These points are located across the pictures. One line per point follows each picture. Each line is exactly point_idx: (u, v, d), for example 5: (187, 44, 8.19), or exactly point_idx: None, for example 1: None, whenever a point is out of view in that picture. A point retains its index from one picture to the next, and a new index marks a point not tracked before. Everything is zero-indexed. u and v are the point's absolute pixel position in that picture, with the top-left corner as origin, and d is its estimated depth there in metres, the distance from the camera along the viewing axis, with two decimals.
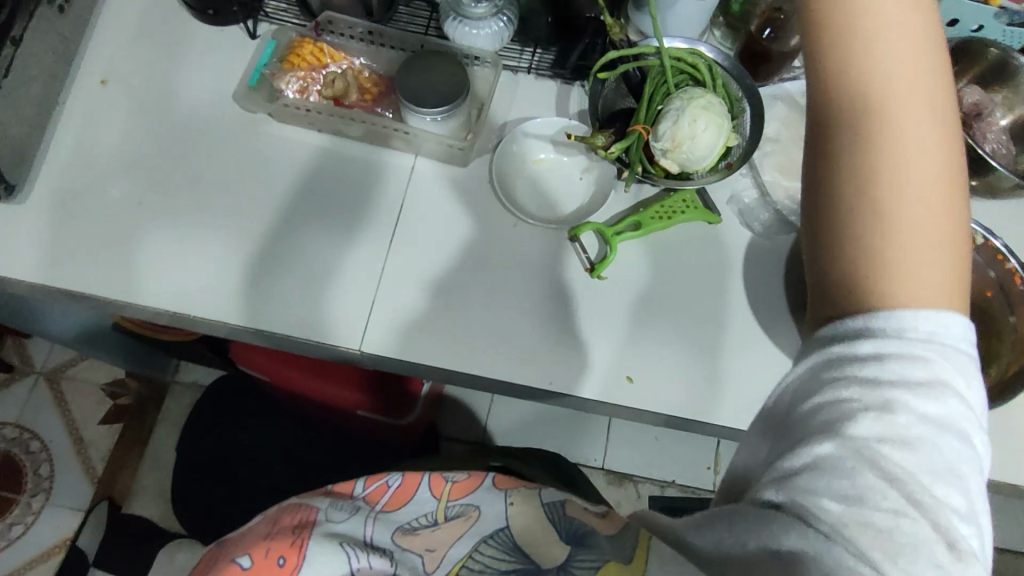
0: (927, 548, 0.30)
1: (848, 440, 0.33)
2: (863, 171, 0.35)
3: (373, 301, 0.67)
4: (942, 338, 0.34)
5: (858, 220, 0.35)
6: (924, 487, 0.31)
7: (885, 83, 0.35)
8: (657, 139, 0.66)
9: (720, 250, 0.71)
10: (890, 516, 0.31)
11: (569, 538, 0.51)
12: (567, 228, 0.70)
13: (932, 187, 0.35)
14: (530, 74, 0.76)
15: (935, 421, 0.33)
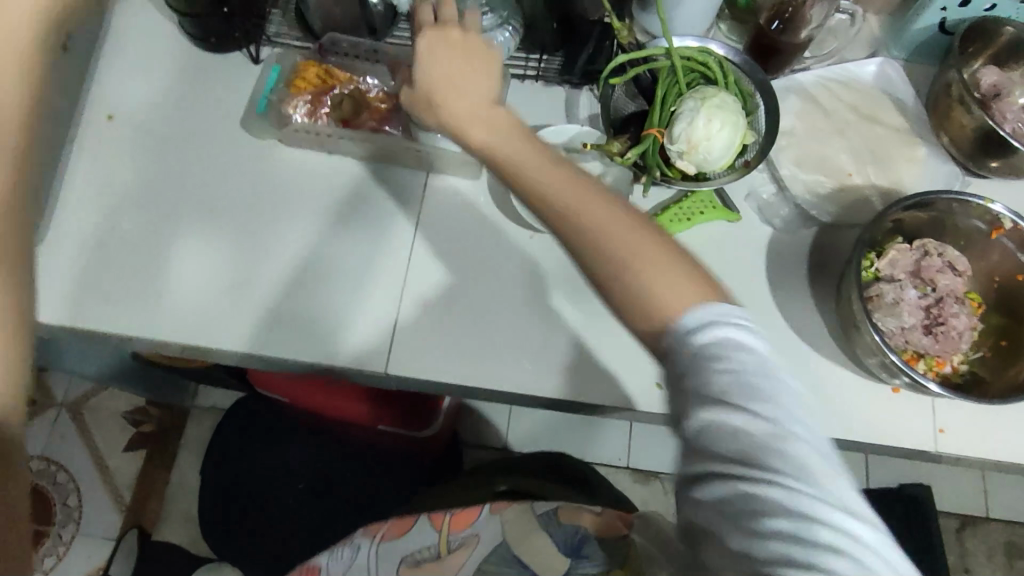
0: (788, 446, 0.40)
1: (696, 417, 0.41)
2: (608, 276, 0.46)
3: (395, 323, 0.67)
4: (722, 307, 0.43)
5: (630, 306, 0.45)
6: (755, 416, 0.40)
7: (574, 215, 0.47)
8: (672, 142, 0.65)
9: (741, 248, 0.70)
10: (761, 441, 0.40)
11: (568, 546, 0.66)
12: None
13: (651, 250, 0.45)
14: (538, 82, 0.75)
15: (755, 363, 0.41)
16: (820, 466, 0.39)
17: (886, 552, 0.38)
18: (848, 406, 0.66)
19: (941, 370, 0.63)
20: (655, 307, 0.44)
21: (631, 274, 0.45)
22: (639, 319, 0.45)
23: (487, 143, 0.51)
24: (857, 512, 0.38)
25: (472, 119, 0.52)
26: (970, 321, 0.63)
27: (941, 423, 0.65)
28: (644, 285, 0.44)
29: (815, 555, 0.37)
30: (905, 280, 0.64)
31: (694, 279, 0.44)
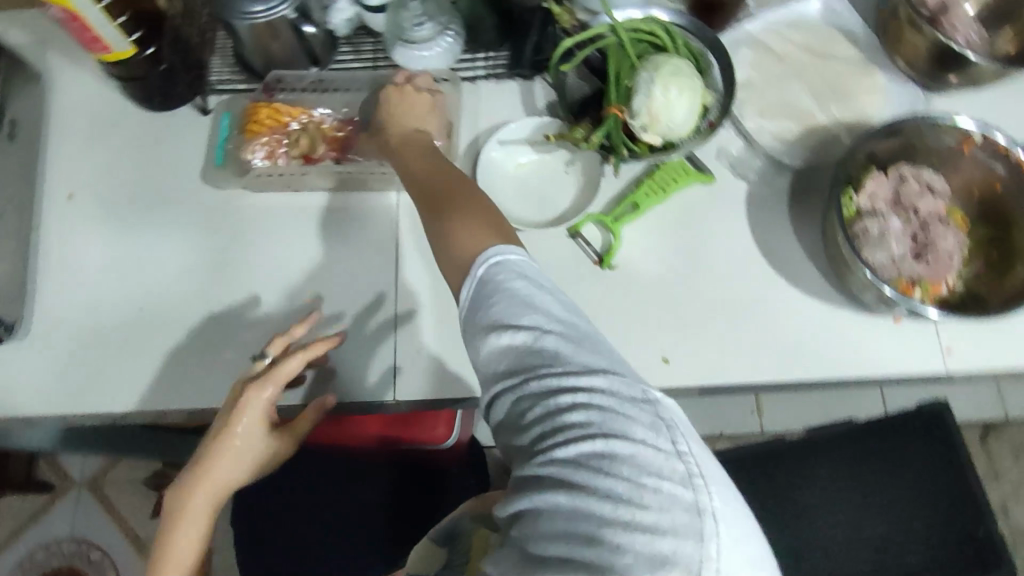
0: (532, 344, 0.45)
1: (484, 354, 0.47)
2: (436, 228, 0.55)
3: (393, 348, 0.66)
4: (488, 250, 0.49)
5: (446, 250, 0.53)
6: (514, 330, 0.46)
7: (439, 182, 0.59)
8: (634, 117, 0.64)
9: (721, 209, 0.70)
10: (517, 351, 0.46)
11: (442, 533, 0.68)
12: (564, 226, 0.69)
13: (478, 222, 0.53)
14: (488, 79, 0.74)
15: (502, 285, 0.47)
16: (569, 350, 0.44)
17: (623, 392, 0.42)
18: (854, 343, 0.66)
19: (937, 293, 0.63)
20: (468, 261, 0.51)
21: (451, 229, 0.54)
22: (452, 255, 0.53)
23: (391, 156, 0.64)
24: (598, 371, 0.43)
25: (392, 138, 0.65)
26: (958, 240, 0.63)
27: (947, 342, 0.66)
28: (464, 252, 0.51)
29: (563, 422, 0.42)
30: (886, 211, 0.64)
31: (497, 234, 0.52)
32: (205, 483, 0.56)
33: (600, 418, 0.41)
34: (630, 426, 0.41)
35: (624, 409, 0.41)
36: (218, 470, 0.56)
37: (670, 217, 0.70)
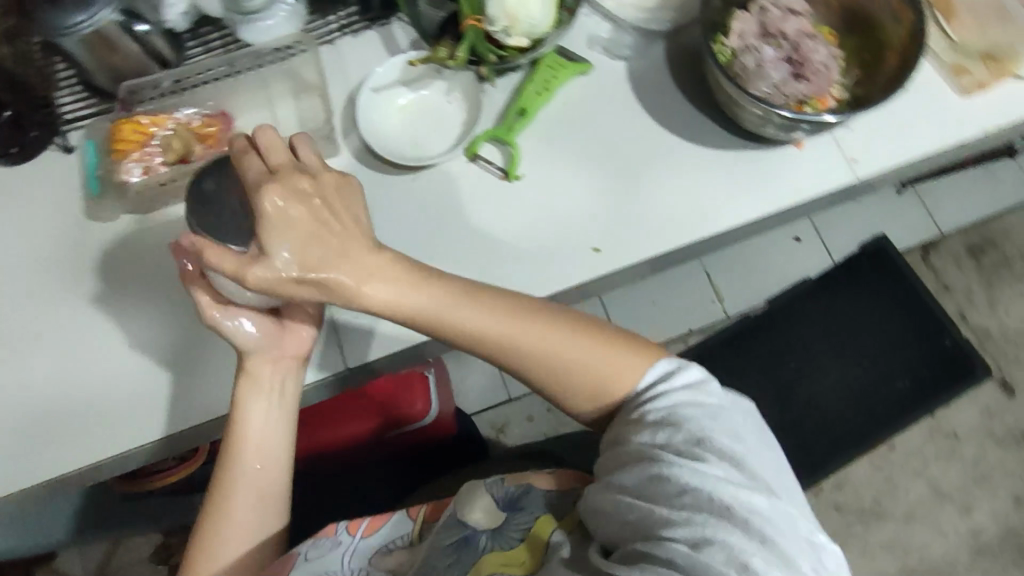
0: (730, 452, 0.52)
1: (637, 443, 0.55)
2: (515, 350, 0.57)
3: (332, 319, 0.66)
4: (689, 365, 0.57)
5: (541, 368, 0.57)
6: (676, 431, 0.53)
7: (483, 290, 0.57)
8: (493, 24, 0.64)
9: (606, 92, 0.70)
10: (705, 443, 0.53)
11: (505, 501, 0.61)
12: (462, 150, 0.68)
13: (557, 324, 0.57)
14: (345, 34, 0.73)
15: (717, 412, 0.54)
16: (735, 458, 0.52)
17: (785, 523, 0.49)
18: (764, 181, 0.68)
19: (826, 106, 0.64)
20: (573, 369, 0.57)
21: (524, 341, 0.57)
22: (553, 367, 0.57)
23: (400, 305, 0.55)
24: (756, 489, 0.50)
25: (388, 270, 0.54)
26: (828, 51, 0.65)
27: (851, 154, 0.68)
28: (590, 382, 0.58)
29: (709, 528, 0.49)
30: (758, 43, 0.64)
31: (598, 346, 0.58)
32: (246, 450, 0.61)
33: (758, 536, 0.48)
34: (785, 550, 0.48)
35: (779, 536, 0.48)
36: (244, 440, 0.61)
37: (562, 114, 0.70)
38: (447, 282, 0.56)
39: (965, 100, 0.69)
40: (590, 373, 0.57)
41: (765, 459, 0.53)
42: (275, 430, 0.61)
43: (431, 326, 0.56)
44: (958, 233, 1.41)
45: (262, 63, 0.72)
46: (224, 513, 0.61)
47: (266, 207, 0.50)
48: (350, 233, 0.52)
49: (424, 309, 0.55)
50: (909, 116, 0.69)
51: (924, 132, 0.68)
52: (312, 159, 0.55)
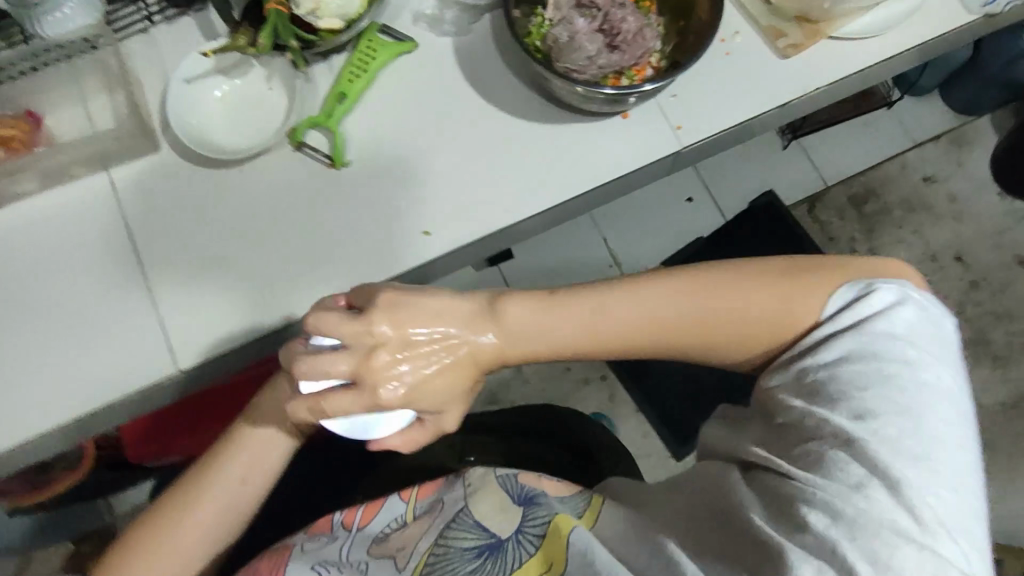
0: (894, 450, 0.46)
1: (785, 414, 0.51)
2: (708, 323, 0.54)
3: (158, 323, 0.64)
4: (875, 297, 0.52)
5: (754, 321, 0.53)
6: (831, 413, 0.49)
7: (632, 294, 0.54)
8: (298, 7, 0.63)
9: (432, 71, 0.70)
10: (870, 438, 0.47)
11: (521, 499, 0.63)
12: (288, 139, 0.67)
13: (725, 284, 0.54)
14: (155, 23, 0.70)
15: (907, 388, 0.48)
16: (893, 456, 0.46)
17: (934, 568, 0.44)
18: (591, 154, 0.68)
19: (643, 76, 0.65)
20: (772, 322, 0.53)
21: (710, 314, 0.54)
22: (756, 327, 0.53)
23: (544, 331, 0.53)
24: (909, 524, 0.45)
25: (512, 308, 0.52)
26: (641, 19, 0.64)
27: (676, 120, 0.69)
28: (764, 321, 0.53)
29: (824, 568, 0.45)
30: (570, 14, 0.64)
31: (775, 285, 0.53)
32: (233, 463, 0.59)
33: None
34: None
35: None
36: (240, 445, 0.59)
37: (387, 96, 0.69)
38: (580, 298, 0.54)
39: (785, 62, 0.70)
40: (783, 320, 0.53)
41: (939, 461, 0.47)
42: (274, 454, 0.60)
43: (604, 341, 0.54)
44: (842, 184, 1.44)
45: (70, 55, 0.66)
46: (188, 508, 0.58)
47: (392, 401, 0.48)
48: (453, 320, 0.51)
49: (557, 326, 0.53)
50: (728, 82, 0.70)
51: (744, 95, 0.69)
52: (339, 323, 0.48)
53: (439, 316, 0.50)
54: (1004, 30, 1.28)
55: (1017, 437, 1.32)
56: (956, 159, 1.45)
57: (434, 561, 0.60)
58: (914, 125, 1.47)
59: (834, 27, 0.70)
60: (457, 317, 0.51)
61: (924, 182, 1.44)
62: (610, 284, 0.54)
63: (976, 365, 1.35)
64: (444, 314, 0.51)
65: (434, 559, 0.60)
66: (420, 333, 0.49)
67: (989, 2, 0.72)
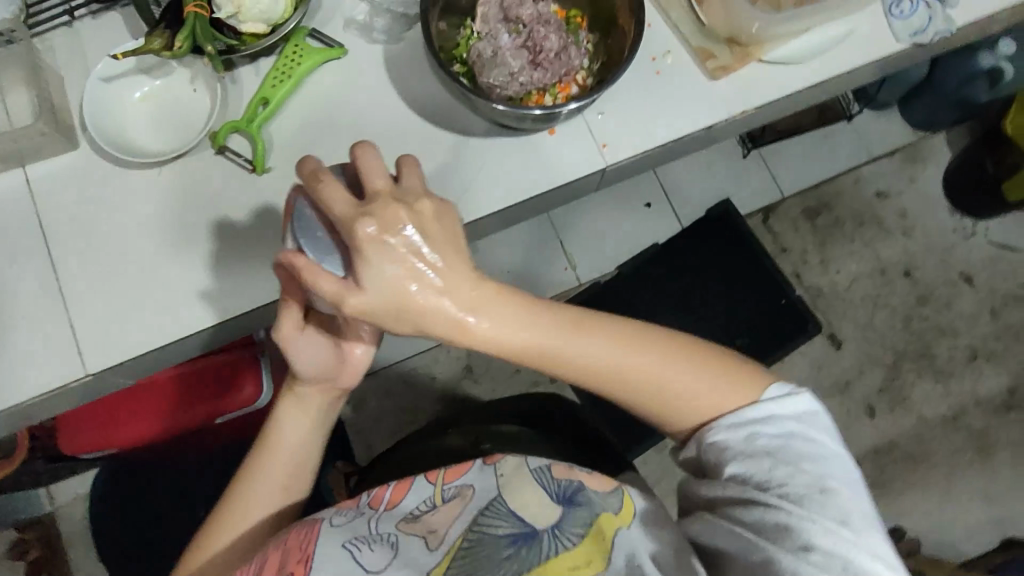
0: (835, 508, 0.50)
1: (733, 465, 0.53)
2: (641, 385, 0.54)
3: (70, 324, 0.64)
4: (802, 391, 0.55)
5: (676, 394, 0.54)
6: (781, 472, 0.52)
7: (593, 334, 0.52)
8: (219, 10, 0.61)
9: (360, 77, 0.69)
10: (816, 497, 0.51)
11: (559, 495, 0.61)
12: (208, 140, 0.66)
13: (673, 353, 0.54)
14: (80, 18, 0.69)
15: (835, 458, 0.53)
16: (857, 505, 0.51)
17: None
18: (515, 170, 0.68)
19: (568, 93, 0.66)
20: (702, 401, 0.54)
21: (650, 378, 0.53)
22: (679, 400, 0.54)
23: (505, 343, 0.49)
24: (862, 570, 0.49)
25: (500, 311, 0.48)
26: (565, 38, 0.64)
27: (602, 138, 0.69)
28: (703, 414, 0.55)
29: None
30: (496, 28, 0.64)
31: (717, 371, 0.55)
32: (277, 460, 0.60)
33: None
34: None
35: None
36: (277, 443, 0.60)
37: (313, 102, 0.68)
38: (553, 311, 0.51)
39: (713, 84, 0.71)
40: (712, 400, 0.54)
41: (870, 520, 0.51)
42: (310, 445, 0.62)
43: (544, 368, 0.52)
44: (798, 196, 1.46)
45: None
46: (240, 514, 0.60)
47: (363, 239, 0.44)
48: (457, 273, 0.46)
49: (532, 347, 0.50)
50: (657, 101, 0.70)
51: (672, 116, 0.70)
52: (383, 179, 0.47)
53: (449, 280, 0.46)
54: (961, 48, 1.30)
55: (954, 450, 1.35)
56: (910, 174, 1.47)
57: (469, 545, 0.58)
58: (871, 138, 1.48)
59: (764, 50, 0.70)
60: (461, 277, 0.47)
61: (878, 197, 1.46)
62: (576, 314, 0.52)
63: (918, 378, 1.38)
64: (452, 270, 0.46)
65: (470, 546, 0.58)
66: (443, 221, 0.46)
67: (917, 31, 0.72)
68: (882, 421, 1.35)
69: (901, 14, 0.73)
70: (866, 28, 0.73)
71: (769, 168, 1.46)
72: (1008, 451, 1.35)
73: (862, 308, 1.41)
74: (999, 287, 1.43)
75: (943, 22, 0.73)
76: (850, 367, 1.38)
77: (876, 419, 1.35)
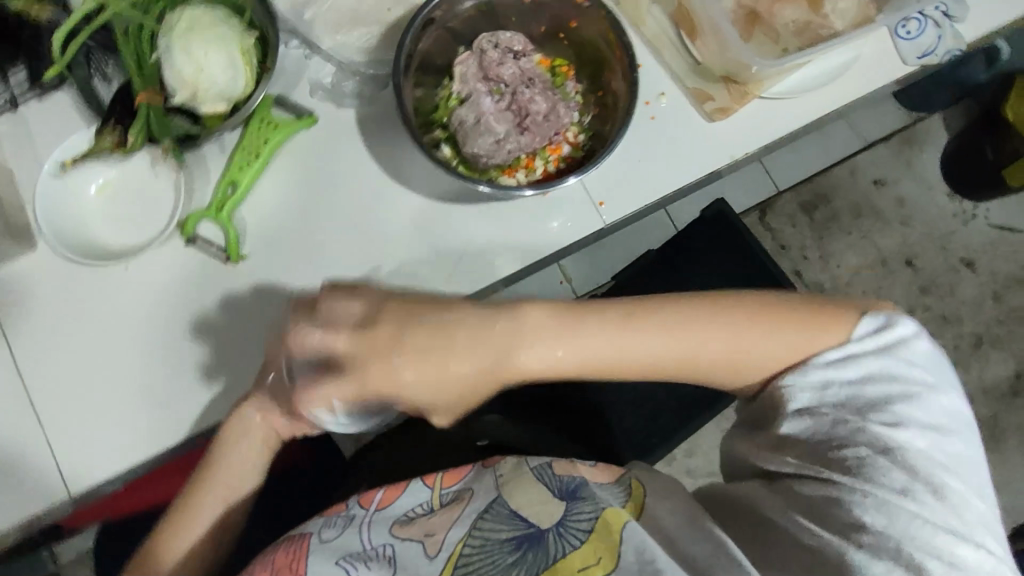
0: (915, 467, 0.43)
1: (795, 420, 0.47)
2: (693, 362, 0.48)
3: (47, 444, 0.59)
4: (899, 323, 0.48)
5: (738, 358, 0.48)
6: (857, 423, 0.45)
7: (620, 322, 0.47)
8: (173, 96, 0.59)
9: (335, 147, 0.65)
10: (895, 453, 0.44)
11: (562, 492, 0.50)
12: (178, 233, 0.62)
13: (711, 309, 0.48)
14: (24, 105, 0.63)
15: (921, 407, 0.45)
16: (933, 475, 0.43)
17: None
18: (508, 237, 0.64)
19: (559, 154, 0.61)
20: (774, 361, 0.48)
21: (703, 352, 0.48)
22: (748, 365, 0.48)
23: (548, 366, 0.46)
24: (947, 540, 0.41)
25: (540, 321, 0.46)
26: (552, 97, 0.60)
27: (598, 197, 0.65)
28: (766, 365, 0.48)
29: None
30: (476, 89, 0.59)
31: (773, 317, 0.48)
32: (203, 495, 0.54)
33: None
34: None
35: None
36: (219, 479, 0.54)
37: (287, 177, 0.64)
38: (575, 318, 0.46)
39: (711, 126, 0.66)
40: (779, 356, 0.48)
41: (960, 484, 0.43)
42: (252, 470, 0.54)
43: (578, 371, 0.47)
44: (793, 190, 1.42)
45: None
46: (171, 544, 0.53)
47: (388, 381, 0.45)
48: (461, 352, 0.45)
49: (568, 366, 0.47)
50: (654, 150, 0.65)
51: (676, 163, 0.65)
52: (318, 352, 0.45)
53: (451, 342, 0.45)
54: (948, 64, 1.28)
55: None
56: (907, 158, 1.43)
57: (470, 553, 0.48)
58: (865, 124, 1.44)
59: (763, 88, 0.65)
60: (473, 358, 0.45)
61: (874, 185, 1.42)
62: (600, 309, 0.47)
63: None
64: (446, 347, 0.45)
65: (471, 555, 0.47)
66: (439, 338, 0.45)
67: (925, 54, 0.68)
68: None
69: (907, 35, 0.68)
70: (871, 52, 0.68)
71: (762, 163, 1.41)
72: (1017, 437, 1.35)
73: None
74: (1001, 269, 1.41)
75: (953, 41, 0.68)
76: None
77: None
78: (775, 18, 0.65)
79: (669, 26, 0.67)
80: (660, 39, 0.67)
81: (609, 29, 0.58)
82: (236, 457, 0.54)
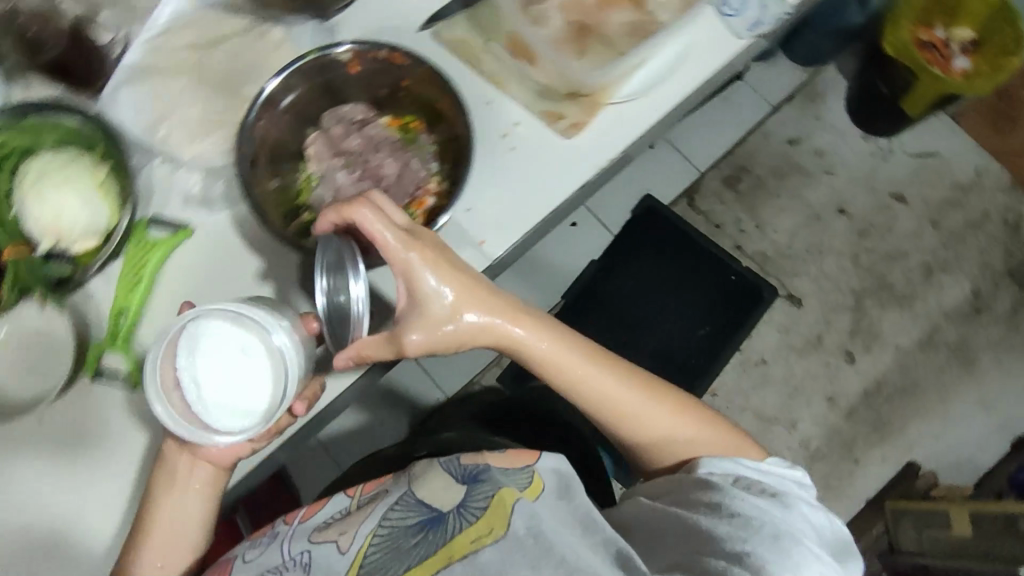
0: (797, 526, 0.53)
1: (713, 469, 0.57)
2: (636, 426, 0.61)
3: None
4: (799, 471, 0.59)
5: (666, 437, 0.61)
6: (757, 490, 0.56)
7: (608, 362, 0.61)
8: (41, 245, 0.61)
9: (217, 249, 0.66)
10: (783, 513, 0.54)
11: (465, 477, 0.56)
12: (82, 372, 0.62)
13: (673, 405, 0.61)
14: None
15: (804, 505, 0.56)
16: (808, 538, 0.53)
17: None
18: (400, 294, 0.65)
19: (426, 207, 0.61)
20: (686, 450, 0.60)
21: (648, 419, 0.60)
22: (672, 442, 0.61)
23: (531, 349, 0.59)
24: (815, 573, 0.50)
25: (546, 322, 0.61)
26: (402, 156, 0.64)
27: (478, 236, 0.66)
28: (677, 454, 0.60)
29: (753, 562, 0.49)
30: (329, 167, 0.63)
31: (711, 426, 0.61)
32: (148, 547, 0.57)
33: None
34: None
35: None
36: (160, 508, 0.57)
37: (177, 290, 0.65)
38: (580, 340, 0.62)
39: (569, 142, 0.68)
40: (702, 450, 0.60)
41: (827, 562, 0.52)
42: (193, 502, 0.58)
43: (556, 377, 0.61)
44: (713, 168, 1.44)
45: None
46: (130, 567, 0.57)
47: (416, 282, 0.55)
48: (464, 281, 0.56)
49: (563, 373, 0.60)
50: (521, 177, 0.67)
51: (547, 185, 0.67)
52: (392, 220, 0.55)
53: (458, 269, 0.57)
54: None
55: (940, 368, 1.34)
56: (814, 112, 1.46)
57: (374, 546, 0.54)
58: (767, 89, 1.46)
59: (609, 94, 0.68)
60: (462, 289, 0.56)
61: (789, 145, 1.45)
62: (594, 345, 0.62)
63: (883, 311, 1.37)
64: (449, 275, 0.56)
65: (375, 545, 0.54)
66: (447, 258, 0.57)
67: (754, 25, 0.70)
68: (863, 363, 1.34)
69: (734, 12, 0.70)
70: (704, 37, 0.70)
71: (677, 148, 1.43)
72: (989, 353, 1.35)
73: (809, 259, 1.39)
74: (931, 196, 1.43)
75: (777, 8, 0.71)
76: (817, 320, 1.36)
77: (856, 363, 1.34)
78: (601, 30, 0.68)
79: (509, 59, 0.69)
80: (501, 74, 0.69)
81: (432, 80, 0.60)
82: (165, 494, 0.57)
